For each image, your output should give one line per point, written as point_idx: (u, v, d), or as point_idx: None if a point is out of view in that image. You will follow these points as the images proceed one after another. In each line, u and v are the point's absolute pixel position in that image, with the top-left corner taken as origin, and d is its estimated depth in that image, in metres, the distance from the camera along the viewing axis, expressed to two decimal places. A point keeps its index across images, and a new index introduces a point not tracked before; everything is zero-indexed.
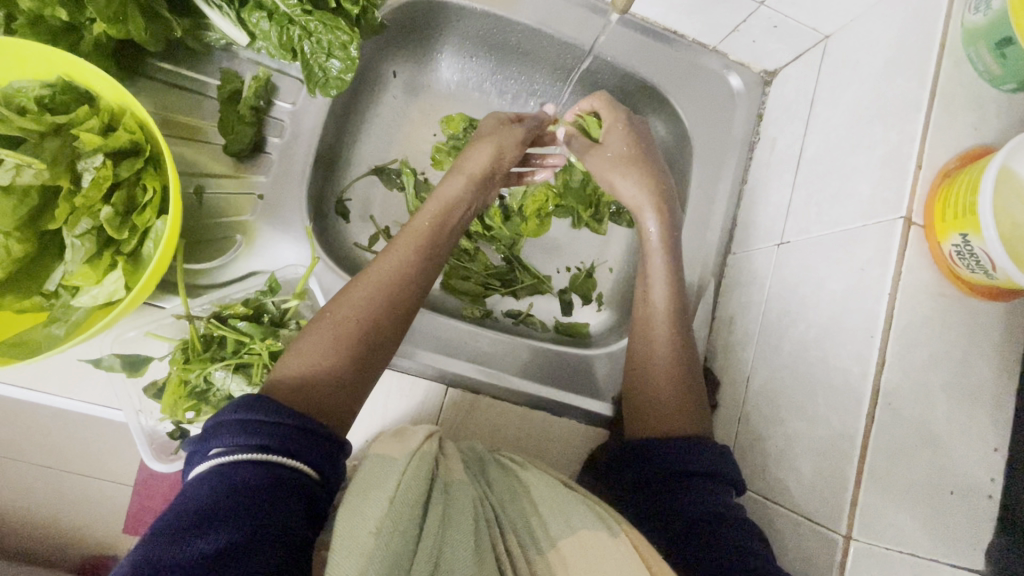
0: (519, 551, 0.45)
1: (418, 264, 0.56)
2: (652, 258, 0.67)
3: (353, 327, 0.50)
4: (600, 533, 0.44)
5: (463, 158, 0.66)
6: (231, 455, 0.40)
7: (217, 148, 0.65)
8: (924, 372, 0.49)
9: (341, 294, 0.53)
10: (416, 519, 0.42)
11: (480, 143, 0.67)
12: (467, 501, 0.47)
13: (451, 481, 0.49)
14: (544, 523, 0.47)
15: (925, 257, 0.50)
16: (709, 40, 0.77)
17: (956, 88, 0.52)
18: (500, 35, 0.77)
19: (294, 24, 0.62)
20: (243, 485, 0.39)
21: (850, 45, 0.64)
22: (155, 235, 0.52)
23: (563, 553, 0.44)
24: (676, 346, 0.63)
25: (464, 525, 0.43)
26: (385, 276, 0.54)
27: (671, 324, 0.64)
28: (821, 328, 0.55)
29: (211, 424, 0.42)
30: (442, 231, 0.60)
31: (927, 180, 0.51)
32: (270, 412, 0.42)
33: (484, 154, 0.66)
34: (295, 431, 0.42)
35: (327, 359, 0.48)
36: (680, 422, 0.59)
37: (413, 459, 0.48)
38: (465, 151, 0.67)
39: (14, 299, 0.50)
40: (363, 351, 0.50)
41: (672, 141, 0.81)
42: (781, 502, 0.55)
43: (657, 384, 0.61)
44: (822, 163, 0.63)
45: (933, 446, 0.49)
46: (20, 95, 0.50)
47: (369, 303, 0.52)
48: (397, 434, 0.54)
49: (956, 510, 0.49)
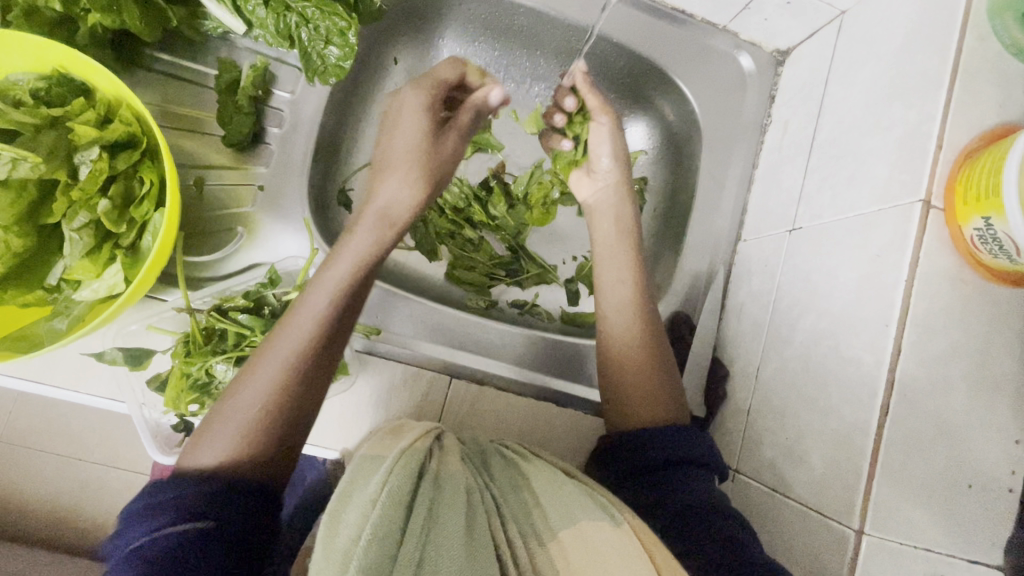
0: (520, 542, 0.43)
1: (331, 326, 0.48)
2: (622, 246, 0.68)
3: (259, 412, 0.44)
4: (602, 523, 0.44)
5: (383, 194, 0.56)
6: (140, 539, 0.38)
7: (216, 139, 0.65)
8: (942, 361, 0.47)
9: (246, 371, 0.46)
10: (401, 515, 0.40)
11: (407, 171, 0.58)
12: (459, 495, 0.45)
13: (442, 475, 0.47)
14: (544, 515, 0.46)
15: (944, 243, 0.48)
16: (719, 19, 0.74)
17: (982, 62, 0.49)
18: (502, 17, 0.75)
19: (290, 11, 0.61)
20: (158, 561, 0.36)
21: (867, 20, 0.62)
22: (153, 228, 0.51)
23: (565, 545, 0.43)
24: (646, 329, 0.62)
25: (452, 520, 0.42)
26: (291, 346, 0.46)
27: (639, 318, 0.63)
28: (834, 317, 0.53)
29: (122, 520, 0.40)
30: (364, 280, 0.51)
31: (947, 160, 0.48)
32: (178, 487, 0.40)
33: (414, 193, 0.57)
34: (210, 496, 0.40)
35: (242, 447, 0.43)
36: (662, 410, 0.59)
37: (401, 457, 0.47)
38: (389, 177, 0.57)
39: (15, 294, 0.50)
40: (283, 432, 0.45)
41: (681, 125, 0.79)
42: (790, 495, 0.53)
43: (632, 369, 0.61)
44: (836, 145, 0.60)
45: (950, 438, 0.47)
46: (16, 88, 0.50)
47: (274, 382, 0.45)
48: (394, 430, 0.54)
49: (975, 503, 0.47)
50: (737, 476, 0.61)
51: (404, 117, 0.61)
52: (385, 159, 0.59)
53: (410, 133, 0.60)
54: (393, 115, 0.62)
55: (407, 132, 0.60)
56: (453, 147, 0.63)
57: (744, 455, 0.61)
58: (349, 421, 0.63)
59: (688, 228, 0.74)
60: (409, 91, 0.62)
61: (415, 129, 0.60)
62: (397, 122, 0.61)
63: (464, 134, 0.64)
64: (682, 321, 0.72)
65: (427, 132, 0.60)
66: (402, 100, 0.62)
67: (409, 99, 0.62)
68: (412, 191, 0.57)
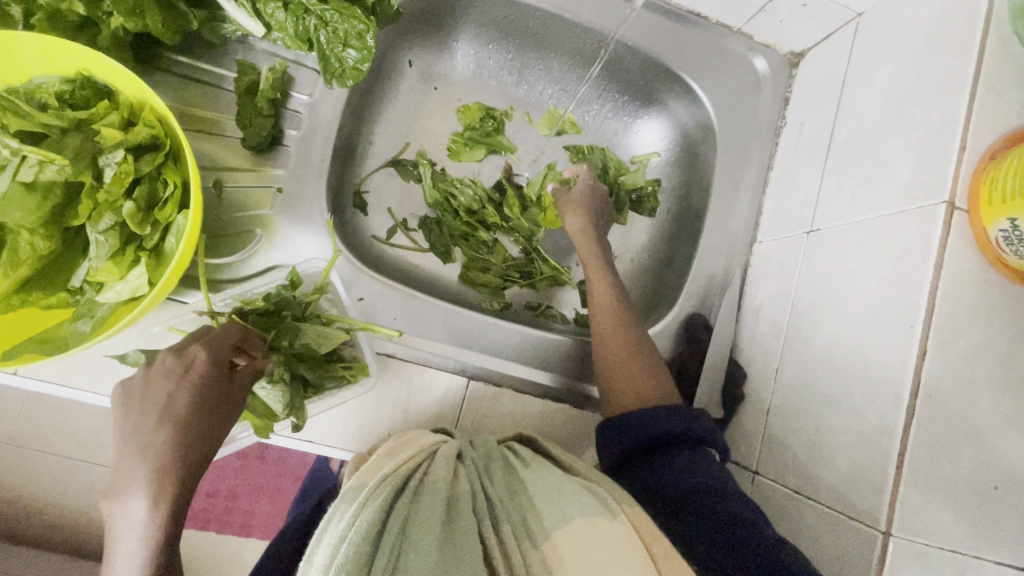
0: (513, 543, 0.43)
1: None
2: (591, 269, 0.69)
3: None
4: (595, 522, 0.44)
5: (113, 506, 0.41)
6: None
7: (234, 141, 0.65)
8: (968, 363, 0.47)
9: None
10: (369, 544, 0.40)
11: (142, 483, 0.41)
12: (436, 507, 0.44)
13: (425, 489, 0.47)
14: (537, 516, 0.45)
15: (967, 243, 0.48)
16: (734, 21, 0.74)
17: (1004, 64, 0.50)
18: (517, 20, 0.75)
19: (310, 14, 0.61)
20: None
21: (884, 23, 0.62)
22: (177, 230, 0.52)
23: (558, 545, 0.42)
24: (620, 315, 0.65)
25: (424, 536, 0.41)
26: None
27: (614, 309, 0.65)
28: (856, 319, 0.53)
29: None
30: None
31: (970, 161, 0.49)
32: None
33: (159, 502, 0.41)
34: None
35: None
36: (653, 389, 0.61)
37: (380, 482, 0.46)
38: (120, 485, 0.41)
39: (39, 296, 0.50)
40: None
41: (695, 128, 0.79)
42: (813, 498, 0.53)
43: (613, 350, 0.63)
44: (854, 147, 0.60)
45: (978, 440, 0.47)
46: (40, 90, 0.50)
47: None
48: (392, 448, 0.53)
49: (1004, 506, 0.46)
50: (757, 478, 0.61)
51: (166, 398, 0.44)
52: (139, 443, 0.43)
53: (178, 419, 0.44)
54: (150, 375, 0.45)
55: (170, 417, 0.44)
56: (223, 419, 0.47)
57: (764, 457, 0.61)
58: (367, 422, 0.63)
59: (705, 229, 0.74)
60: (190, 347, 0.47)
61: (186, 411, 0.44)
62: (155, 386, 0.45)
63: (236, 399, 0.48)
64: (698, 323, 0.72)
65: (170, 419, 0.44)
66: (162, 360, 0.46)
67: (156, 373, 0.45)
68: (163, 503, 0.41)
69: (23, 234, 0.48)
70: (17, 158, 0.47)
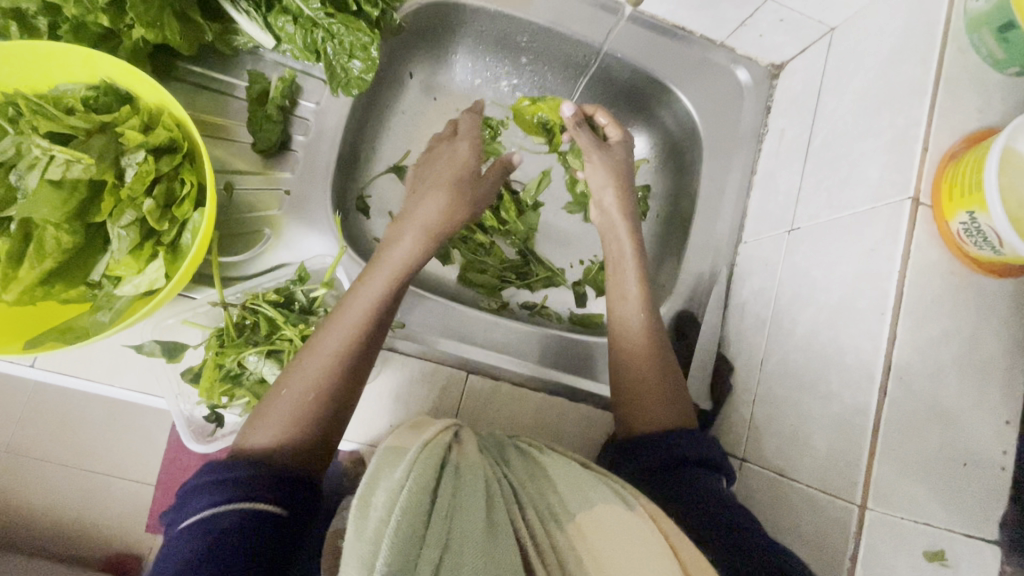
0: (539, 525, 0.46)
1: (372, 334, 0.54)
2: (623, 266, 0.69)
3: (310, 400, 0.49)
4: (616, 507, 0.47)
5: (412, 211, 0.62)
6: (205, 512, 0.42)
7: (244, 146, 0.68)
8: (934, 347, 0.50)
9: (297, 359, 0.52)
10: (424, 508, 0.43)
11: (437, 194, 0.63)
12: (478, 483, 0.47)
13: (462, 465, 0.49)
14: (562, 501, 0.48)
15: (932, 237, 0.52)
16: (717, 35, 0.79)
17: (962, 72, 0.54)
18: (513, 34, 0.79)
19: (318, 27, 0.65)
20: (222, 529, 0.41)
21: (855, 36, 0.66)
22: (193, 226, 0.54)
23: (582, 526, 0.45)
24: (652, 343, 0.65)
25: (474, 507, 0.44)
26: (338, 345, 0.52)
27: (646, 335, 0.65)
28: (833, 309, 0.57)
29: (189, 488, 0.44)
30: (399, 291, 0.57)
31: (933, 161, 0.53)
32: (232, 471, 0.44)
33: (441, 208, 0.62)
34: (256, 482, 0.44)
35: (292, 428, 0.48)
36: (671, 419, 0.61)
37: (425, 448, 0.49)
38: (420, 198, 0.63)
39: (61, 287, 0.53)
40: (328, 415, 0.50)
41: (681, 135, 0.83)
42: (794, 478, 0.56)
43: (641, 377, 0.63)
44: (829, 150, 0.65)
45: (945, 418, 0.50)
46: (66, 96, 0.53)
47: (328, 369, 0.50)
48: (414, 426, 0.55)
49: (969, 480, 0.50)
50: (743, 464, 0.63)
51: (445, 159, 0.67)
52: (429, 188, 0.64)
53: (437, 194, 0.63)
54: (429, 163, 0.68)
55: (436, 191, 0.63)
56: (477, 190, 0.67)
57: (748, 444, 0.64)
58: (369, 415, 0.66)
59: (692, 231, 0.78)
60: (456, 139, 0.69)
61: (454, 172, 0.65)
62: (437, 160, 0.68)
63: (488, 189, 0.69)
64: (687, 319, 0.75)
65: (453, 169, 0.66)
66: (442, 147, 0.70)
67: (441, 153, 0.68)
68: (446, 214, 0.62)
69: (49, 229, 0.51)
70: (46, 157, 0.50)
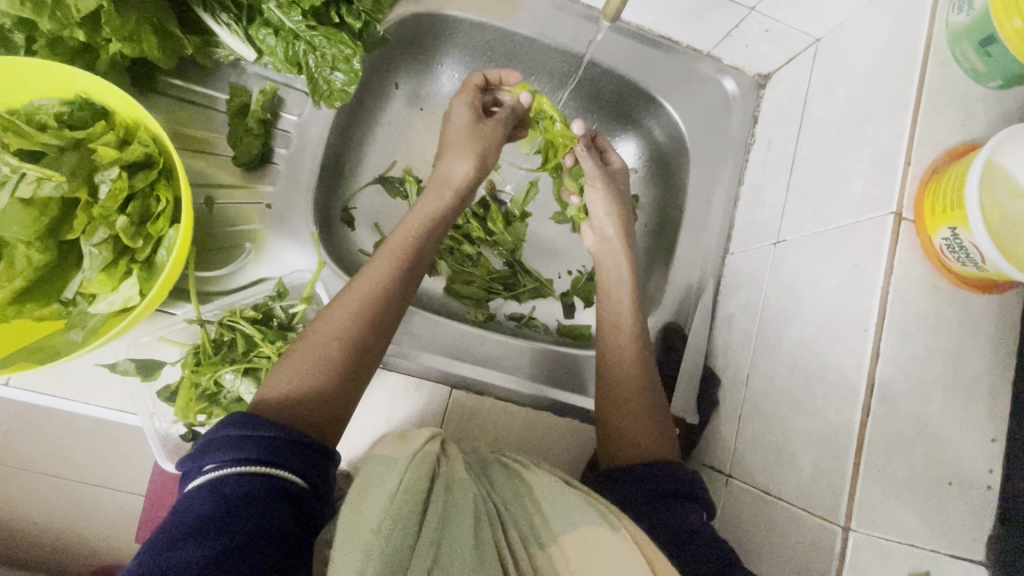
0: (521, 546, 0.45)
1: (396, 284, 0.55)
2: (616, 290, 0.70)
3: (338, 345, 0.50)
4: (601, 530, 0.45)
5: (440, 171, 0.65)
6: (223, 471, 0.41)
7: (225, 159, 0.67)
8: (918, 364, 0.50)
9: (325, 311, 0.53)
10: (414, 519, 0.42)
11: (459, 149, 0.65)
12: (468, 498, 0.47)
13: (453, 479, 0.49)
14: (546, 521, 0.48)
15: (916, 252, 0.51)
16: (703, 45, 0.79)
17: (944, 86, 0.53)
18: (499, 44, 0.79)
19: (299, 39, 0.64)
20: (236, 496, 0.40)
21: (840, 48, 0.66)
22: (167, 243, 0.54)
23: (565, 547, 0.45)
24: (641, 368, 0.64)
25: (463, 524, 0.44)
26: (366, 292, 0.54)
27: (639, 361, 0.65)
28: (817, 324, 0.56)
29: (208, 441, 0.43)
30: (422, 245, 0.59)
31: (915, 176, 0.52)
32: (260, 426, 0.43)
33: (465, 166, 0.65)
34: (286, 446, 0.43)
35: (316, 381, 0.48)
36: (653, 447, 0.61)
37: (416, 459, 0.48)
38: (444, 157, 0.66)
39: (35, 305, 0.52)
40: (356, 360, 0.51)
41: (669, 145, 0.82)
42: (778, 496, 0.55)
43: (630, 405, 0.63)
44: (815, 161, 0.64)
45: (930, 437, 0.49)
46: (40, 112, 0.53)
47: (356, 317, 0.52)
48: (400, 436, 0.55)
49: (955, 499, 0.49)
50: (730, 481, 0.63)
51: (459, 114, 0.68)
52: (450, 146, 0.66)
53: (462, 159, 0.65)
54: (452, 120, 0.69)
55: (460, 154, 0.65)
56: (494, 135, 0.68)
57: (734, 460, 0.63)
58: (350, 432, 0.65)
59: (679, 242, 0.77)
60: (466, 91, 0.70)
61: (472, 126, 0.67)
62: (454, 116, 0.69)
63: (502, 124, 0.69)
64: (673, 332, 0.75)
65: (472, 123, 0.67)
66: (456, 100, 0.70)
67: (455, 112, 0.69)
68: (466, 169, 0.64)
69: (19, 247, 0.50)
70: (16, 175, 0.49)
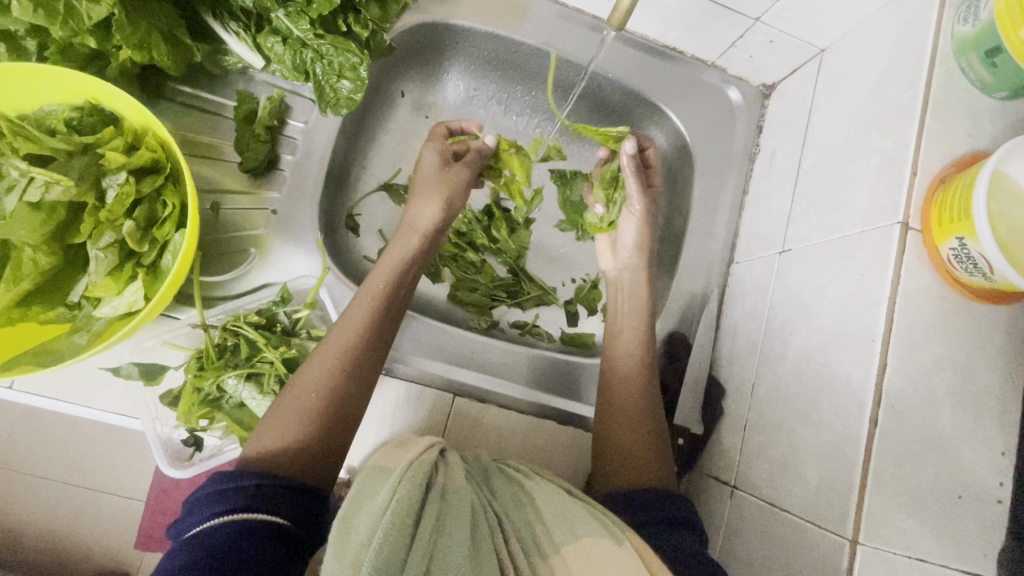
0: (521, 553, 0.45)
1: (369, 331, 0.55)
2: (621, 308, 0.71)
3: (315, 399, 0.50)
4: (603, 539, 0.45)
5: (411, 215, 0.66)
6: (207, 522, 0.42)
7: (232, 165, 0.68)
8: (926, 374, 0.49)
9: (302, 367, 0.53)
10: (407, 528, 0.42)
11: (431, 192, 0.66)
12: (464, 506, 0.46)
13: (450, 487, 0.48)
14: (546, 529, 0.47)
15: (923, 262, 0.51)
16: (708, 56, 0.79)
17: (950, 97, 0.53)
18: (504, 53, 0.79)
19: (307, 48, 0.65)
20: (220, 541, 0.40)
21: (845, 59, 0.66)
22: (173, 248, 0.54)
23: (565, 557, 0.44)
24: (645, 382, 0.65)
25: (458, 532, 0.43)
26: (340, 343, 0.54)
27: (642, 379, 0.65)
28: (823, 335, 0.56)
29: (192, 501, 0.44)
30: (397, 289, 0.60)
31: (922, 186, 0.52)
32: (240, 477, 0.45)
33: (434, 209, 0.66)
34: (270, 491, 0.44)
35: (292, 438, 0.48)
36: (653, 466, 0.61)
37: (411, 467, 0.48)
38: (415, 201, 0.66)
39: (40, 309, 0.53)
40: (336, 410, 0.51)
41: (673, 153, 0.82)
42: (785, 509, 0.54)
43: (631, 421, 0.63)
44: (820, 172, 0.64)
45: (939, 450, 0.48)
46: (49, 117, 0.53)
47: (332, 368, 0.52)
48: (398, 445, 0.55)
49: (965, 513, 0.48)
50: (735, 492, 0.62)
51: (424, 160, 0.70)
52: (419, 189, 0.67)
53: (431, 203, 0.66)
54: (419, 165, 0.70)
55: (429, 197, 0.66)
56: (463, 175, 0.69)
57: (740, 471, 0.62)
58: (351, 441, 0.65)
59: (684, 250, 0.77)
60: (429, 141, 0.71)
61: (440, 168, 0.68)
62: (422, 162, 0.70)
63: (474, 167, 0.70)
64: (678, 341, 0.74)
65: (440, 165, 0.68)
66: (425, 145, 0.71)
67: (424, 157, 0.70)
68: (438, 211, 0.66)
69: (26, 250, 0.51)
70: (25, 179, 0.50)
